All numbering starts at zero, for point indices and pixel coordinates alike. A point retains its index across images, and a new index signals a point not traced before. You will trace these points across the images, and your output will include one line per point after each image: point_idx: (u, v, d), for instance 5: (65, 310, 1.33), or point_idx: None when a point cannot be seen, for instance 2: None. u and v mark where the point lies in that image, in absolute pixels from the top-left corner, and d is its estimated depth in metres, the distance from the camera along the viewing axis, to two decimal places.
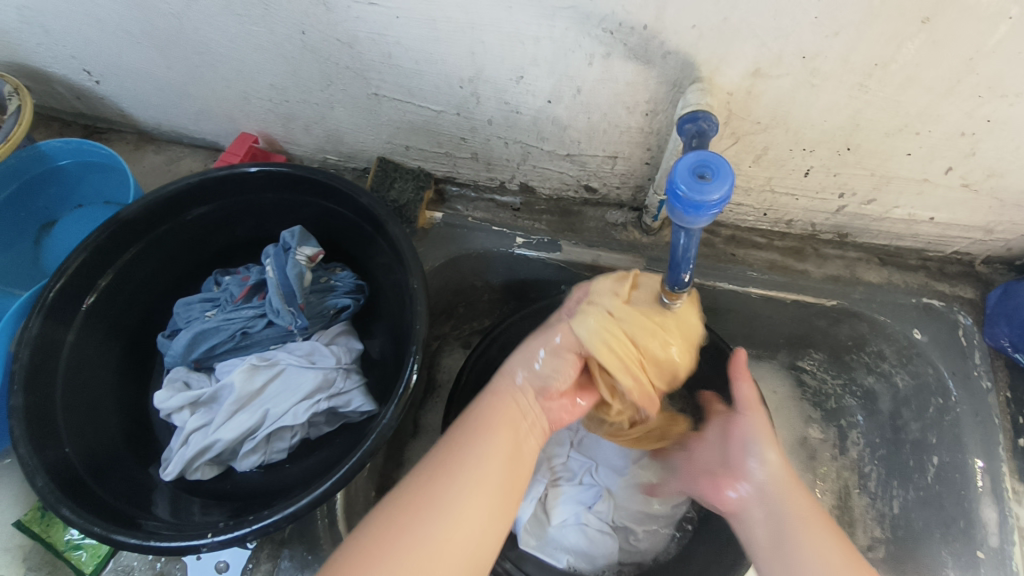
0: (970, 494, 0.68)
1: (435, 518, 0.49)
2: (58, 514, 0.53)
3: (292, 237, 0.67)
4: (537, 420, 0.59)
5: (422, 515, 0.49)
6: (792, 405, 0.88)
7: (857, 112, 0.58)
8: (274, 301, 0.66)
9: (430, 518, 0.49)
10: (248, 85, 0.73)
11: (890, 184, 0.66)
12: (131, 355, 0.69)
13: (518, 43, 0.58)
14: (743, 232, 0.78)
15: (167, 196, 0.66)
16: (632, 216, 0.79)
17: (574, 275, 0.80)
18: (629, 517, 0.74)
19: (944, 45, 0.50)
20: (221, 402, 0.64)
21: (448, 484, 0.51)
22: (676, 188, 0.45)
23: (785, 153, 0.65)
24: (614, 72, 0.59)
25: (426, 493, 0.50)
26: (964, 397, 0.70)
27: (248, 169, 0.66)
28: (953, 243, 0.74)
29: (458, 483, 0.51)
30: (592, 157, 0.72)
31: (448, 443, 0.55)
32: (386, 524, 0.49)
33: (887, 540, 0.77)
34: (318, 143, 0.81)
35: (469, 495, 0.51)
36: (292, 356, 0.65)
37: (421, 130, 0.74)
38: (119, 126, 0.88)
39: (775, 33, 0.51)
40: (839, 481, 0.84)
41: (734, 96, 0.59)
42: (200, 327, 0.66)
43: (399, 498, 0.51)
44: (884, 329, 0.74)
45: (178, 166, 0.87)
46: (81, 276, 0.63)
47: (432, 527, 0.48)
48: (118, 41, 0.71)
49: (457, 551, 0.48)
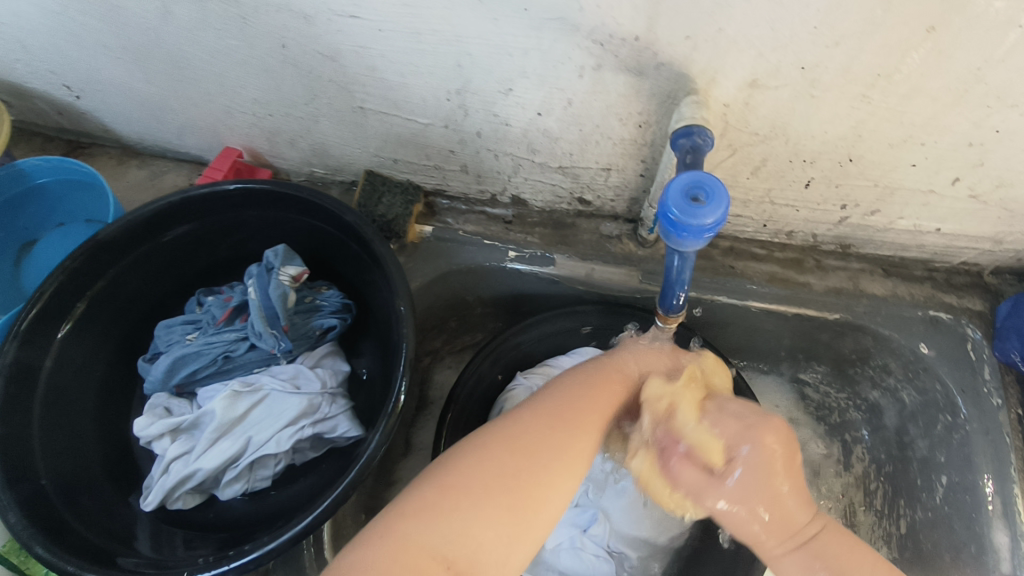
0: (981, 518, 0.65)
1: (548, 488, 0.49)
2: (32, 552, 0.51)
3: (276, 256, 0.65)
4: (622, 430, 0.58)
5: (537, 476, 0.49)
6: (794, 419, 0.86)
7: (860, 123, 0.55)
8: (256, 323, 0.64)
9: (543, 479, 0.49)
10: (231, 99, 0.71)
11: (894, 196, 0.63)
12: (112, 380, 0.67)
13: (506, 55, 0.56)
14: (741, 243, 0.76)
15: (147, 216, 0.64)
16: (627, 228, 0.77)
17: (568, 288, 0.78)
18: (624, 543, 0.71)
19: (950, 54, 0.47)
20: (202, 429, 0.62)
21: (558, 455, 0.50)
22: (668, 212, 0.43)
23: (784, 165, 0.62)
24: (605, 84, 0.57)
25: (542, 452, 0.50)
26: (974, 415, 0.67)
27: (228, 186, 0.64)
28: (960, 253, 0.71)
29: (570, 451, 0.51)
30: (585, 169, 0.69)
31: (561, 404, 0.53)
32: (501, 472, 0.48)
33: (895, 561, 0.75)
34: (304, 156, 0.79)
35: (576, 465, 0.51)
36: (276, 380, 0.63)
37: (408, 142, 0.72)
38: (102, 140, 0.86)
39: (772, 43, 0.49)
40: (845, 498, 0.82)
41: (730, 107, 0.56)
42: (180, 352, 0.64)
43: (515, 446, 0.50)
44: (889, 342, 0.72)
45: (162, 181, 0.85)
46: (59, 300, 0.61)
47: (541, 492, 0.48)
48: (96, 57, 0.69)
49: (545, 527, 0.49)
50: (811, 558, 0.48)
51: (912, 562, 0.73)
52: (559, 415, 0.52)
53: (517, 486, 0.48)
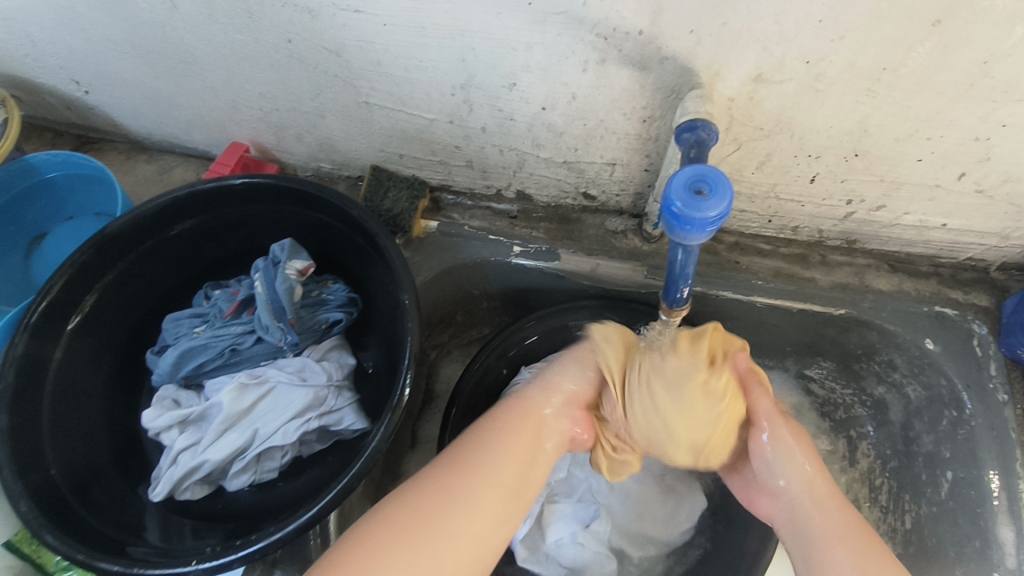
0: (985, 512, 0.66)
1: (456, 513, 0.48)
2: (41, 540, 0.52)
3: (282, 251, 0.66)
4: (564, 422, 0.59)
5: (440, 504, 0.48)
6: (799, 415, 0.86)
7: (865, 117, 0.55)
8: (263, 317, 0.64)
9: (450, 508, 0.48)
10: (237, 94, 0.72)
11: (900, 191, 0.63)
12: (121, 373, 0.68)
13: (510, 49, 0.56)
14: (746, 239, 0.76)
15: (154, 210, 0.65)
16: (632, 223, 0.77)
17: (572, 283, 0.78)
18: (625, 540, 0.73)
19: (956, 48, 0.47)
20: (210, 421, 0.62)
21: (468, 482, 0.50)
22: (671, 205, 0.43)
23: (789, 160, 0.62)
24: (610, 78, 0.57)
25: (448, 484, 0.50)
26: (979, 411, 0.67)
27: (235, 181, 0.65)
28: (967, 249, 0.71)
29: (482, 477, 0.51)
30: (590, 164, 0.70)
31: (476, 441, 0.54)
32: (409, 504, 0.48)
33: (899, 556, 0.75)
34: (311, 151, 0.79)
35: (491, 490, 0.50)
36: (283, 373, 0.63)
37: (414, 137, 0.72)
38: (111, 135, 0.87)
39: (777, 37, 0.49)
40: (850, 493, 0.81)
41: (735, 102, 0.56)
42: (187, 345, 0.65)
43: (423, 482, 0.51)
44: (894, 338, 0.71)
45: (171, 175, 0.85)
46: (67, 293, 0.62)
47: (448, 519, 0.47)
48: (105, 52, 0.70)
49: (468, 552, 0.47)
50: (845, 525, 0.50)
51: (917, 557, 0.73)
52: (473, 449, 0.53)
53: (415, 519, 0.47)
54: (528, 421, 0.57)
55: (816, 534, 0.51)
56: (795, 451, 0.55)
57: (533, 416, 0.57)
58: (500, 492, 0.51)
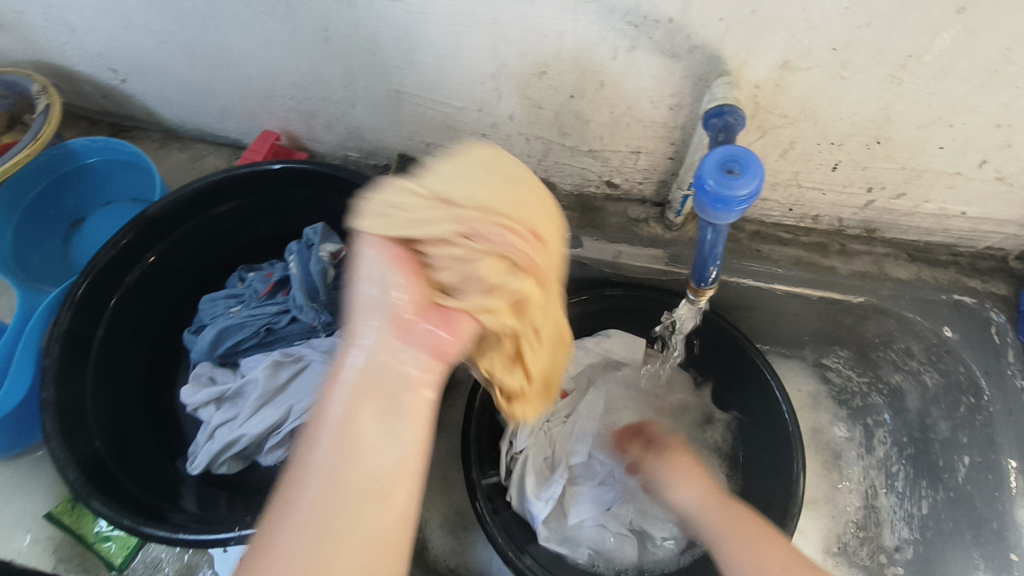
0: (1004, 496, 0.67)
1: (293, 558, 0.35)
2: (90, 507, 0.54)
3: (315, 234, 0.68)
4: (415, 336, 0.41)
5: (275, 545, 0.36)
6: (816, 404, 0.87)
7: (889, 105, 0.57)
8: (298, 297, 0.66)
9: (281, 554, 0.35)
10: (271, 83, 0.74)
11: (921, 178, 0.64)
12: (157, 352, 0.70)
13: (542, 37, 0.58)
14: (767, 228, 0.77)
15: (193, 194, 0.67)
16: (654, 211, 0.78)
17: (595, 271, 0.81)
18: (646, 521, 0.74)
19: (980, 34, 0.48)
20: (246, 398, 0.64)
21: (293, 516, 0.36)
22: (703, 183, 0.45)
23: (812, 147, 0.63)
24: (638, 66, 0.58)
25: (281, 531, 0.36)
26: (997, 396, 0.68)
27: (272, 166, 0.67)
28: (985, 238, 0.72)
29: (316, 502, 0.37)
30: (615, 152, 0.71)
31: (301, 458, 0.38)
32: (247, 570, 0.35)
33: (916, 541, 0.76)
34: (340, 139, 0.81)
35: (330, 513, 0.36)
36: (316, 352, 0.66)
37: (442, 126, 0.74)
38: (144, 124, 0.89)
39: (804, 25, 0.50)
40: (867, 480, 0.82)
41: (761, 89, 0.58)
42: (225, 323, 0.67)
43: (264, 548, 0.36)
44: (913, 325, 0.73)
45: (202, 163, 0.88)
46: (109, 273, 0.64)
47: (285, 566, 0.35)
48: (145, 41, 0.72)
49: None
50: (735, 522, 0.52)
51: (934, 542, 0.74)
52: (298, 473, 0.38)
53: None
54: (344, 400, 0.39)
55: (718, 536, 0.52)
56: (684, 469, 0.59)
57: (385, 385, 0.40)
58: (381, 490, 0.38)
